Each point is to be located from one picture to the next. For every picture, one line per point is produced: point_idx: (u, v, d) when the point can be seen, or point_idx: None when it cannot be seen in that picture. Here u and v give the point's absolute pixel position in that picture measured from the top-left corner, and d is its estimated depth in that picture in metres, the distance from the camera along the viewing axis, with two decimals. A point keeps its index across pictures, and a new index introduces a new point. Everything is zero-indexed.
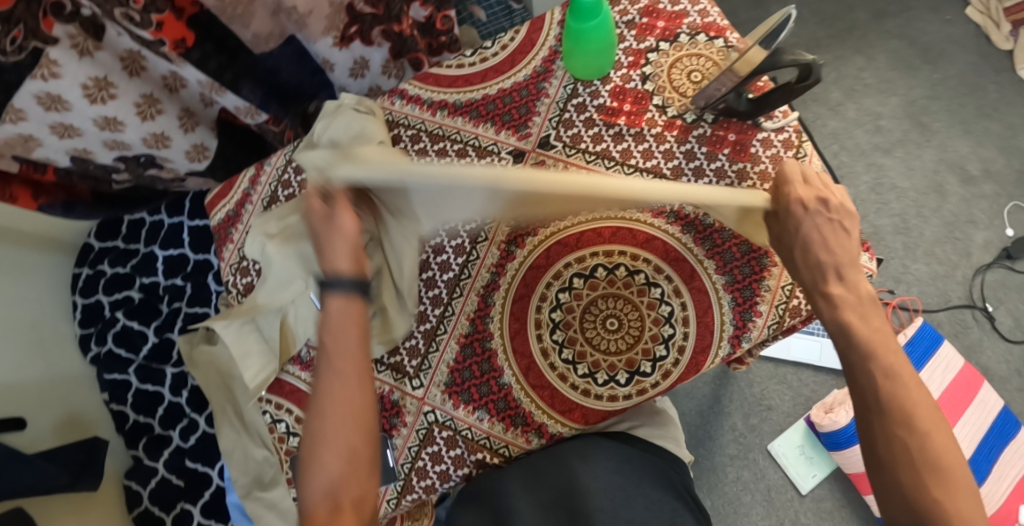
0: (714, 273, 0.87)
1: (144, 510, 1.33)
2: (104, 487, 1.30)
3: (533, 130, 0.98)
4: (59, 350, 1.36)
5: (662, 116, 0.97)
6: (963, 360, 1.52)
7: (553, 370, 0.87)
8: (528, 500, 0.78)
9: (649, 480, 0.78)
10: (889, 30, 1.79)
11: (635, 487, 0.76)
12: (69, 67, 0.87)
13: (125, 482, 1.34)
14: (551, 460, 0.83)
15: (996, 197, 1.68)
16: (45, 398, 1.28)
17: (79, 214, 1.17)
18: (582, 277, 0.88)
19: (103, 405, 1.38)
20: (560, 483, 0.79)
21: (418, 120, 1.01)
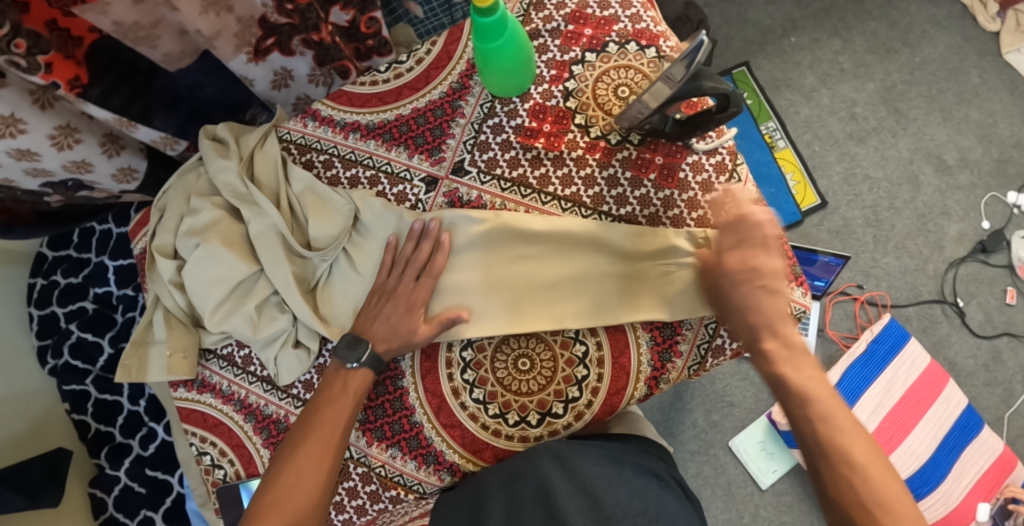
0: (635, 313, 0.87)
1: (109, 517, 1.35)
2: (69, 497, 1.31)
3: (446, 154, 0.91)
4: (18, 367, 1.36)
5: (584, 137, 0.90)
6: (928, 358, 1.50)
7: (463, 410, 0.86)
8: (507, 495, 0.77)
9: (624, 469, 0.80)
10: (869, 11, 1.70)
11: (614, 477, 0.78)
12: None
13: (90, 490, 1.36)
14: (524, 457, 0.81)
15: (972, 187, 1.63)
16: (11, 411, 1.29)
17: (19, 235, 1.12)
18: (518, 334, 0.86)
19: (65, 415, 1.39)
20: (537, 481, 0.77)
21: (331, 143, 0.93)
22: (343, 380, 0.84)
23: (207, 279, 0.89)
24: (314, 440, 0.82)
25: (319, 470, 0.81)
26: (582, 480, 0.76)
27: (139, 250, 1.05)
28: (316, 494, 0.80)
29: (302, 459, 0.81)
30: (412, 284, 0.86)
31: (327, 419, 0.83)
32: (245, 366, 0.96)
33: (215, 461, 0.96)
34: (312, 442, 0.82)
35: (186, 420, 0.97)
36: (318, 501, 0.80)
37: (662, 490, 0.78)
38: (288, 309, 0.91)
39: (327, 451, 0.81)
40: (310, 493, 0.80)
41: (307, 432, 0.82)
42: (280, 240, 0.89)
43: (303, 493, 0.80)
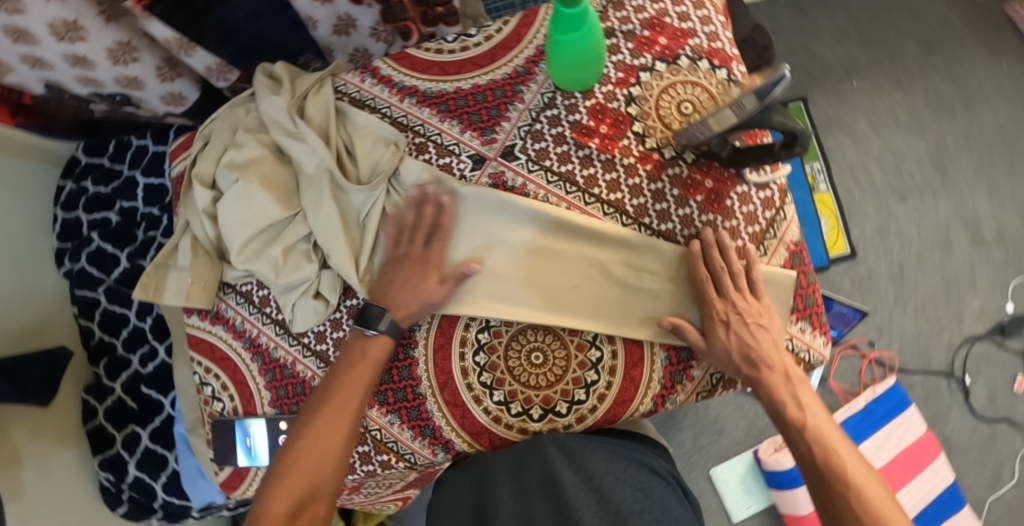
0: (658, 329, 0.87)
1: (97, 427, 1.38)
2: (61, 401, 1.36)
3: (498, 136, 0.90)
4: (35, 269, 1.39)
5: (638, 146, 0.90)
6: (925, 427, 1.51)
7: (469, 391, 0.86)
8: (515, 484, 0.77)
9: (630, 465, 0.80)
10: (936, 67, 1.67)
11: (621, 473, 0.78)
12: (33, 7, 0.81)
13: (83, 397, 1.40)
14: (529, 444, 0.81)
15: (1003, 265, 1.62)
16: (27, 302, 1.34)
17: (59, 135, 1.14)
18: (539, 329, 0.86)
19: (73, 320, 1.42)
20: (542, 473, 0.77)
21: (385, 103, 0.93)
22: (360, 354, 0.84)
23: (236, 216, 0.88)
24: (333, 409, 0.82)
25: (336, 438, 0.81)
26: (591, 475, 0.76)
27: (174, 173, 1.05)
28: (331, 458, 0.81)
29: (320, 427, 0.81)
30: (422, 249, 0.87)
31: (346, 385, 0.83)
32: (262, 306, 0.96)
33: (216, 394, 0.98)
34: (331, 411, 0.82)
35: (195, 348, 0.99)
36: (332, 466, 0.81)
37: (666, 487, 0.78)
38: (315, 260, 0.90)
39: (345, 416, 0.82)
40: (324, 460, 0.81)
41: (326, 398, 0.82)
42: (330, 179, 0.89)
43: (317, 459, 0.80)
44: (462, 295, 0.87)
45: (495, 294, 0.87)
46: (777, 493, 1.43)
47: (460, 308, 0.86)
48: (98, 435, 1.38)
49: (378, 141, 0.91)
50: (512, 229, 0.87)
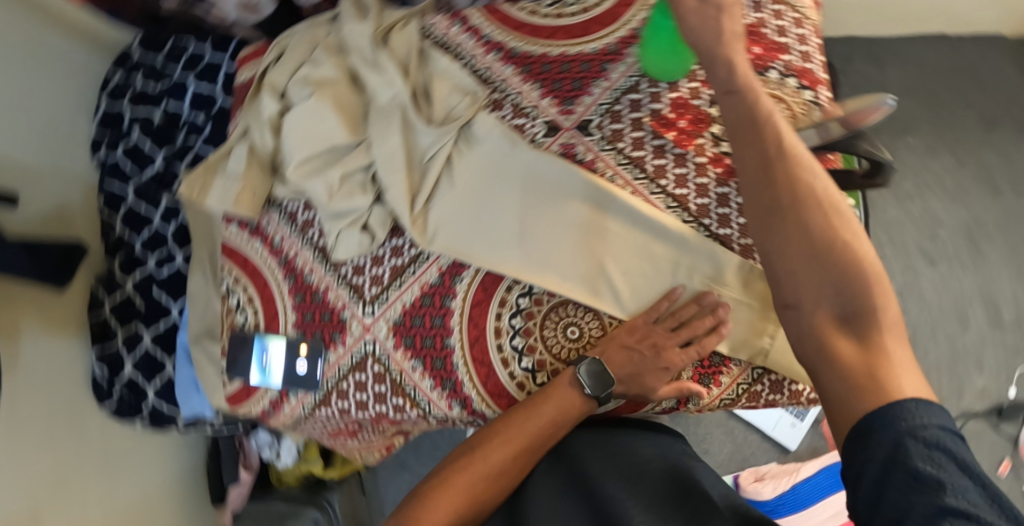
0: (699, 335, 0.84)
1: (101, 321, 1.33)
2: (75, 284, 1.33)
3: (577, 108, 0.90)
4: (70, 152, 1.36)
5: (713, 147, 0.88)
6: None
7: (498, 352, 0.86)
8: (565, 476, 0.82)
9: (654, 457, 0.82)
10: (994, 142, 1.66)
11: (647, 465, 0.80)
12: None
13: (94, 286, 1.36)
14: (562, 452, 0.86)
15: (1015, 350, 1.62)
16: (54, 183, 1.31)
17: None
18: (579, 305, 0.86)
19: (98, 210, 1.39)
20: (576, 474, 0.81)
21: (469, 53, 0.93)
22: (554, 399, 0.83)
23: (302, 132, 0.87)
24: (509, 444, 0.84)
25: (497, 464, 0.83)
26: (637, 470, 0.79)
27: (241, 80, 1.04)
28: (496, 487, 0.84)
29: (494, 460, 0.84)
30: (476, 191, 0.88)
31: (529, 427, 0.83)
32: (304, 229, 0.94)
33: (240, 306, 0.97)
34: (507, 444, 0.84)
35: (228, 257, 0.98)
36: (490, 493, 0.84)
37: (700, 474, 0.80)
38: (369, 191, 0.88)
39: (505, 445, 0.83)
40: (484, 486, 0.84)
41: (508, 435, 0.84)
42: (400, 114, 0.88)
43: (480, 487, 0.84)
44: (501, 245, 0.86)
45: (536, 254, 0.86)
46: None
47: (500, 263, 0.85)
48: (103, 333, 1.33)
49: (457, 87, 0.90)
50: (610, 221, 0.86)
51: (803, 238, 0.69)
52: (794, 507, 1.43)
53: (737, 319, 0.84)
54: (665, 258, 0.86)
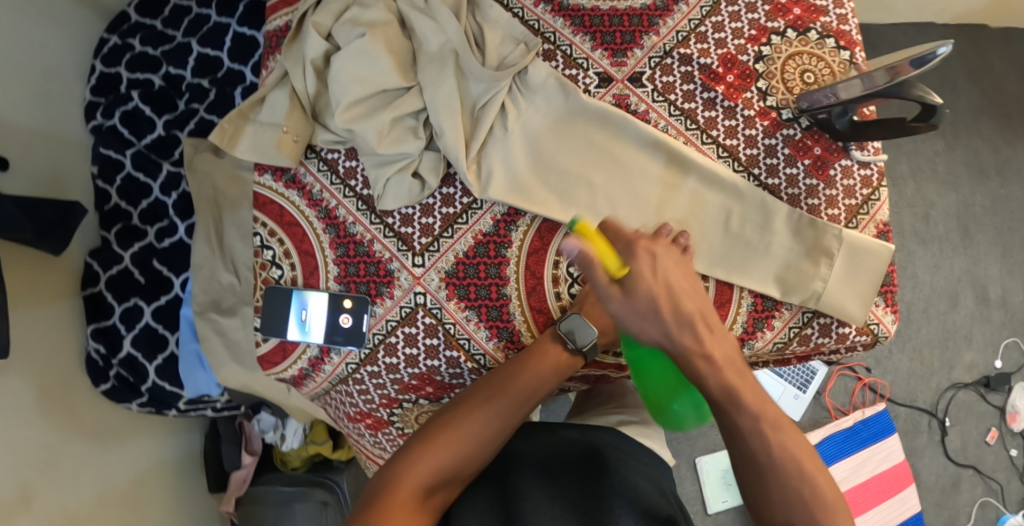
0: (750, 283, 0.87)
1: (95, 294, 1.12)
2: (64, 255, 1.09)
3: (628, 61, 0.91)
4: (60, 106, 1.13)
5: (759, 101, 0.91)
6: (900, 458, 1.62)
7: (557, 301, 0.86)
8: (545, 489, 0.72)
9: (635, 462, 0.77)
10: (981, 130, 1.73)
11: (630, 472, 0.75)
12: None
13: (86, 260, 1.13)
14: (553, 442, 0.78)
15: (999, 327, 1.70)
16: (34, 147, 1.07)
17: None
18: None
19: (89, 179, 1.15)
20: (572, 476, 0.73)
21: (519, 5, 0.93)
22: (540, 355, 0.80)
23: (353, 73, 0.85)
24: (496, 399, 0.75)
25: (495, 417, 0.73)
26: (632, 497, 0.71)
27: (272, 28, 1.00)
28: (484, 448, 0.71)
29: (488, 411, 0.73)
30: (534, 142, 0.88)
31: (519, 379, 0.77)
32: (346, 178, 0.92)
33: (275, 260, 0.93)
34: (492, 400, 0.75)
35: (261, 209, 0.94)
36: (477, 454, 0.71)
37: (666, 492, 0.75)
38: (421, 136, 0.87)
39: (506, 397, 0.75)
40: (473, 447, 0.71)
41: (491, 389, 0.76)
42: (453, 59, 0.88)
43: (469, 444, 0.71)
44: (547, 192, 0.86)
45: (580, 201, 0.87)
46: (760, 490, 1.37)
47: (560, 214, 0.85)
48: (94, 305, 1.12)
49: (509, 35, 0.90)
50: (653, 166, 0.88)
51: (763, 467, 0.69)
52: None
53: (788, 265, 0.87)
54: (718, 204, 0.88)
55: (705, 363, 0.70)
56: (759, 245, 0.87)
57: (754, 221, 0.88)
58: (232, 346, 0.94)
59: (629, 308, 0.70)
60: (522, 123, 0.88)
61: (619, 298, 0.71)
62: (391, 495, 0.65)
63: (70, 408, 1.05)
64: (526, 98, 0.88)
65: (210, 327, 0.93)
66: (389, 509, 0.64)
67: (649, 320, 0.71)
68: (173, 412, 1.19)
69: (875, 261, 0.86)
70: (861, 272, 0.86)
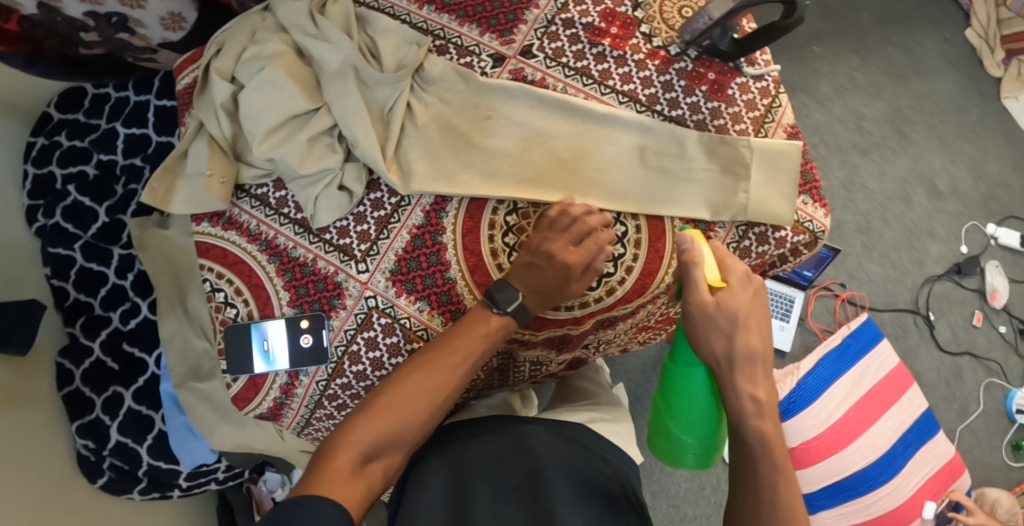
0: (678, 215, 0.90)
1: (73, 391, 1.12)
2: (32, 356, 1.10)
3: (517, 37, 0.95)
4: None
5: (647, 44, 0.96)
6: (896, 360, 1.64)
7: (500, 270, 0.89)
8: (495, 491, 0.74)
9: (581, 453, 0.81)
10: (889, 36, 1.79)
11: (576, 462, 0.79)
12: None
13: (57, 360, 1.14)
14: (514, 441, 0.81)
15: (957, 214, 1.74)
16: None
17: (40, 72, 1.06)
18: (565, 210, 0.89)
19: (43, 281, 1.16)
20: (527, 472, 0.76)
21: (404, 11, 0.97)
22: (478, 321, 0.82)
23: (262, 104, 0.87)
24: (433, 370, 0.78)
25: (435, 389, 0.77)
26: (575, 492, 0.73)
27: (183, 86, 1.03)
28: (422, 414, 0.75)
29: (422, 380, 0.77)
30: (447, 129, 0.91)
31: (456, 344, 0.80)
32: (279, 207, 0.95)
33: (228, 300, 0.95)
34: (430, 371, 0.78)
35: (205, 255, 0.96)
36: (416, 419, 0.75)
37: (610, 473, 0.80)
38: (339, 151, 0.90)
39: (446, 371, 0.78)
40: (411, 417, 0.75)
41: (428, 357, 0.79)
42: (353, 73, 0.91)
43: (406, 411, 0.75)
44: (469, 174, 0.89)
45: (505, 175, 0.89)
46: None
47: (485, 190, 0.88)
48: (75, 402, 1.12)
49: (403, 38, 0.94)
50: (564, 124, 0.91)
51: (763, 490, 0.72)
52: (804, 401, 1.56)
53: (710, 185, 0.90)
54: (632, 145, 0.90)
55: (752, 405, 0.75)
56: (681, 173, 0.90)
57: (669, 153, 0.90)
58: (219, 407, 0.97)
59: (710, 317, 0.76)
60: (433, 117, 0.92)
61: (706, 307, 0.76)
62: (332, 461, 0.69)
63: (74, 506, 1.06)
64: (435, 91, 0.92)
65: (193, 395, 0.96)
66: (332, 473, 0.68)
67: (721, 336, 0.76)
68: (178, 491, 1.20)
69: (789, 162, 0.89)
70: (782, 177, 0.89)
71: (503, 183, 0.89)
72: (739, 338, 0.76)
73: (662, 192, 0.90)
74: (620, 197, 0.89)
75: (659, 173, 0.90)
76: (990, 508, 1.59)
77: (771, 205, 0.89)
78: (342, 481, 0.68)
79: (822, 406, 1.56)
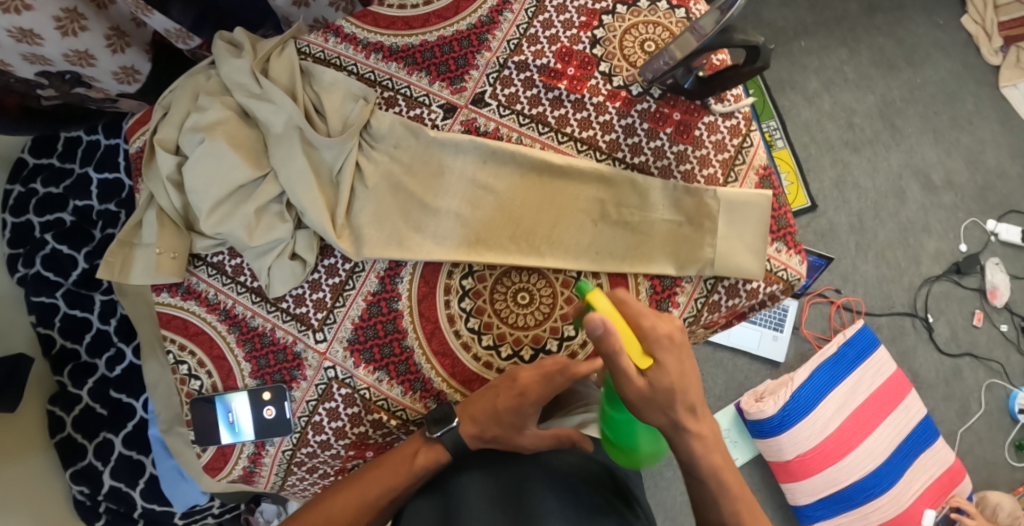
0: (642, 275, 0.86)
1: (65, 437, 1.14)
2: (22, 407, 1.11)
3: (468, 84, 0.91)
4: None
5: (606, 85, 0.91)
6: (892, 366, 1.59)
7: (457, 338, 0.86)
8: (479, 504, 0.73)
9: (582, 464, 0.79)
10: (879, 26, 1.71)
11: (574, 473, 0.76)
12: (51, 42, 0.93)
13: (49, 407, 1.15)
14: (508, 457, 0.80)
15: (953, 209, 1.68)
16: None
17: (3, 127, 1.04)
18: (524, 271, 0.85)
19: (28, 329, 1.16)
20: (518, 483, 0.75)
21: (351, 61, 0.93)
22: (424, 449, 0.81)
23: (203, 178, 0.85)
24: (375, 470, 0.81)
25: (384, 490, 0.80)
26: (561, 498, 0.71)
27: (135, 149, 1.00)
28: (358, 518, 0.79)
29: (364, 485, 0.81)
30: (398, 189, 0.88)
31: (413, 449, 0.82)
32: (236, 275, 0.93)
33: (192, 372, 0.93)
34: (372, 472, 0.81)
35: (167, 326, 0.94)
36: (362, 518, 0.79)
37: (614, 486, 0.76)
38: (288, 219, 0.87)
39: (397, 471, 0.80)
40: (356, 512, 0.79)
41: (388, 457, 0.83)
42: (298, 134, 0.88)
43: (351, 507, 0.79)
44: (421, 236, 0.86)
45: (459, 235, 0.86)
46: None
47: (438, 254, 0.85)
48: (69, 447, 1.13)
49: (348, 94, 0.90)
50: (517, 177, 0.87)
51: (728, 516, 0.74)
52: (798, 413, 1.49)
53: (673, 237, 0.86)
54: (590, 198, 0.86)
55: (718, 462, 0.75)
56: (642, 228, 0.86)
57: (632, 204, 0.86)
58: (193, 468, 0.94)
59: (647, 400, 0.71)
60: (383, 176, 0.88)
61: (643, 390, 0.70)
62: None
63: None
64: (387, 150, 0.88)
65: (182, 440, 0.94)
66: None
67: (661, 411, 0.72)
68: None
69: (760, 211, 0.86)
70: (750, 226, 0.86)
71: (457, 244, 0.86)
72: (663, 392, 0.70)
73: (625, 247, 0.86)
74: (582, 253, 0.85)
75: (621, 226, 0.86)
76: (991, 513, 1.55)
77: (740, 259, 0.86)
78: None
79: (817, 417, 1.50)
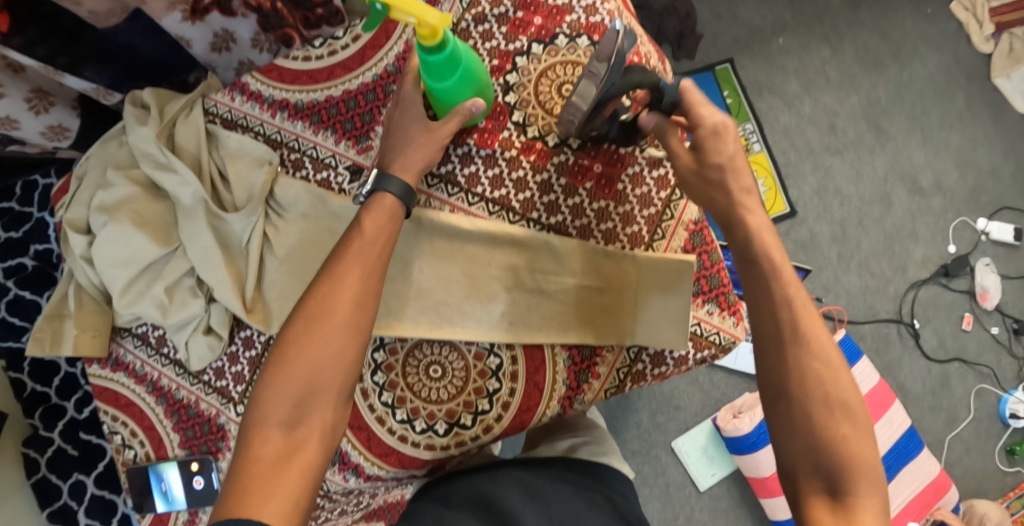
0: (560, 346, 0.83)
1: (41, 480, 1.14)
2: None
3: (374, 143, 0.87)
4: None
5: (520, 136, 0.85)
6: (876, 377, 1.47)
7: (371, 412, 0.83)
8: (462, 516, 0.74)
9: (558, 483, 0.81)
10: (863, 20, 1.62)
11: (554, 491, 0.78)
12: None
13: (23, 450, 1.15)
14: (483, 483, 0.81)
15: (942, 213, 1.59)
16: None
17: None
18: (439, 344, 0.83)
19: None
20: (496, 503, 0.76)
21: (258, 121, 0.90)
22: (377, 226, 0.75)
23: (112, 259, 0.85)
24: (324, 293, 0.68)
25: (344, 306, 0.68)
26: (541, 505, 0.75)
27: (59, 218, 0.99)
28: (341, 374, 0.67)
29: (319, 309, 0.68)
30: (307, 262, 0.86)
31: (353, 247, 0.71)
32: (159, 347, 0.92)
33: (126, 441, 0.93)
34: (320, 296, 0.68)
35: (98, 398, 0.94)
36: (341, 368, 0.67)
37: (594, 495, 0.79)
38: (200, 295, 0.87)
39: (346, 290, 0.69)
40: (330, 364, 0.66)
41: (336, 263, 0.71)
42: (203, 206, 0.86)
43: (322, 362, 0.66)
44: None
45: None
46: (738, 458, 1.32)
47: None
48: (44, 490, 1.14)
49: (255, 160, 0.88)
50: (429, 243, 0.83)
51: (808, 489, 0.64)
52: None
53: (591, 303, 0.83)
54: (502, 265, 0.83)
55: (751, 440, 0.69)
56: (557, 295, 0.83)
57: (548, 269, 0.83)
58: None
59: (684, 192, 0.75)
60: (291, 247, 0.86)
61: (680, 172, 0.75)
62: (258, 443, 0.62)
63: None
64: (295, 221, 0.86)
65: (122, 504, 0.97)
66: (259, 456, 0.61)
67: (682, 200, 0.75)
68: None
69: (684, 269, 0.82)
70: (675, 291, 0.82)
71: None
72: (732, 185, 0.73)
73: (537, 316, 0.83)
74: (492, 323, 0.82)
75: (535, 292, 0.83)
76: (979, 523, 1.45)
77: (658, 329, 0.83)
78: (273, 468, 0.60)
79: None
